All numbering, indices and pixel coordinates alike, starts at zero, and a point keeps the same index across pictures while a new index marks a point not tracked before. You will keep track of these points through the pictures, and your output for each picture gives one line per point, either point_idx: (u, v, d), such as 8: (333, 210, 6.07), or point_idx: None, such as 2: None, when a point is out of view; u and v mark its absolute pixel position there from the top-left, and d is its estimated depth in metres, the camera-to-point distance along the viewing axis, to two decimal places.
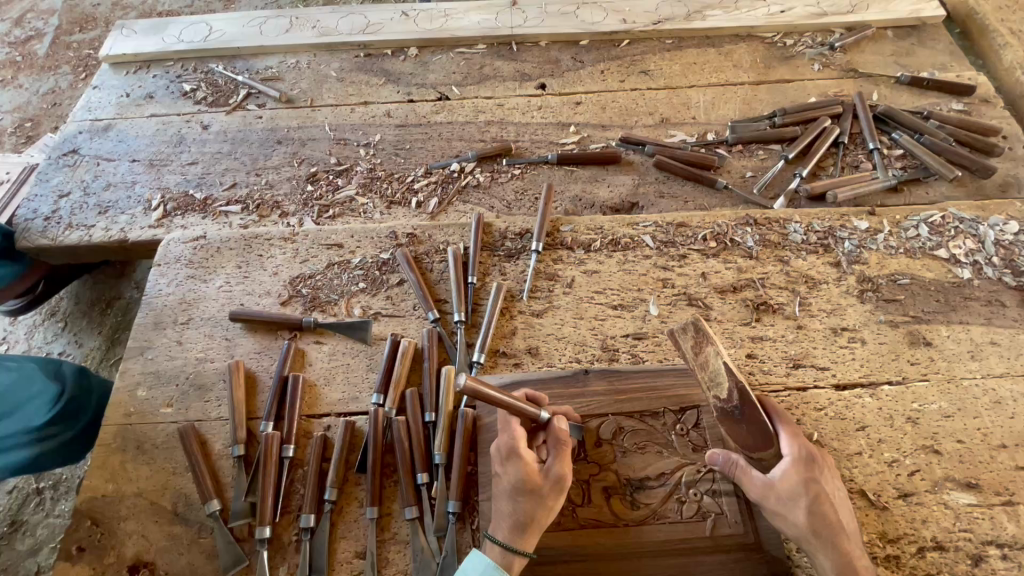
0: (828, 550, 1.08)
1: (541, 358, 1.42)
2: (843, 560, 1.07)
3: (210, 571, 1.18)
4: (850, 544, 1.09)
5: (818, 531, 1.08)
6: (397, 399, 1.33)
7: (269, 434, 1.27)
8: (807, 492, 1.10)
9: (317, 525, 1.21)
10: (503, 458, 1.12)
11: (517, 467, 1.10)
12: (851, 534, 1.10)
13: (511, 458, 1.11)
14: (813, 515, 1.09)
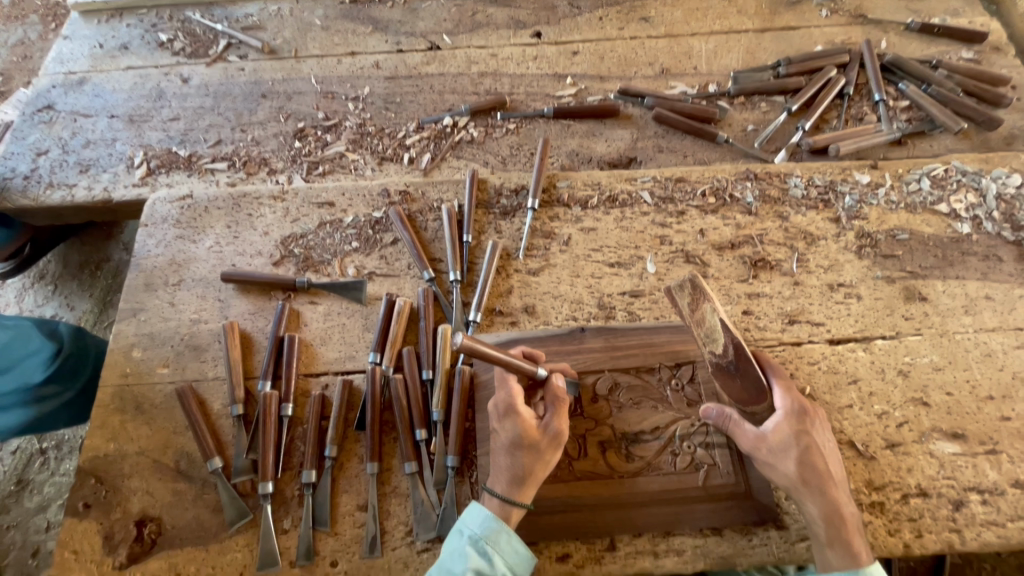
0: (816, 498, 1.11)
1: (538, 316, 1.41)
2: (830, 507, 1.11)
3: (216, 524, 1.21)
4: (836, 491, 1.12)
5: (807, 480, 1.12)
6: (394, 357, 1.34)
7: (268, 393, 1.28)
8: (796, 444, 1.13)
9: (318, 480, 1.24)
10: (502, 415, 1.14)
11: (515, 423, 1.12)
12: (838, 481, 1.13)
13: (510, 414, 1.13)
14: (803, 466, 1.12)
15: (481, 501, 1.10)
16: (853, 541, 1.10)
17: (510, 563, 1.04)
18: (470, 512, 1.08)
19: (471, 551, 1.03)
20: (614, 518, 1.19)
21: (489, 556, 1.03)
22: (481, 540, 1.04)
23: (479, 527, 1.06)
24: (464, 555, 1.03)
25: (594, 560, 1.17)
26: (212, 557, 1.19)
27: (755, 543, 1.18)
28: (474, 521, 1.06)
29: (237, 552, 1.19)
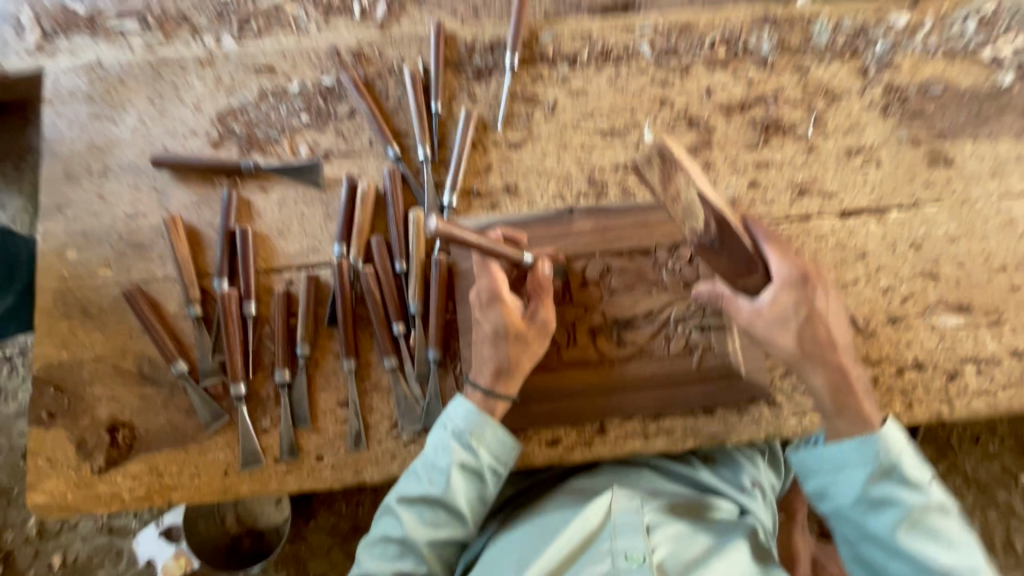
0: (817, 367, 1.07)
1: (521, 197, 1.26)
2: (833, 374, 1.07)
3: (191, 427, 1.16)
4: (840, 356, 1.07)
5: (806, 353, 1.07)
6: (362, 248, 1.20)
7: (226, 292, 1.16)
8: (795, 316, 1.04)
9: (293, 379, 1.17)
10: (484, 304, 1.04)
11: (499, 312, 1.03)
12: (842, 346, 1.07)
13: (493, 304, 1.03)
14: (802, 337, 1.06)
15: (463, 395, 1.02)
16: (862, 404, 1.07)
17: (496, 455, 1.00)
18: (452, 407, 1.01)
19: (454, 446, 0.98)
20: (604, 403, 1.16)
21: (474, 450, 0.98)
22: (465, 435, 0.99)
23: (463, 422, 0.99)
24: (448, 449, 0.98)
25: (583, 444, 1.16)
26: (193, 457, 1.15)
27: (746, 420, 1.17)
28: (456, 416, 1.00)
29: (219, 452, 1.16)
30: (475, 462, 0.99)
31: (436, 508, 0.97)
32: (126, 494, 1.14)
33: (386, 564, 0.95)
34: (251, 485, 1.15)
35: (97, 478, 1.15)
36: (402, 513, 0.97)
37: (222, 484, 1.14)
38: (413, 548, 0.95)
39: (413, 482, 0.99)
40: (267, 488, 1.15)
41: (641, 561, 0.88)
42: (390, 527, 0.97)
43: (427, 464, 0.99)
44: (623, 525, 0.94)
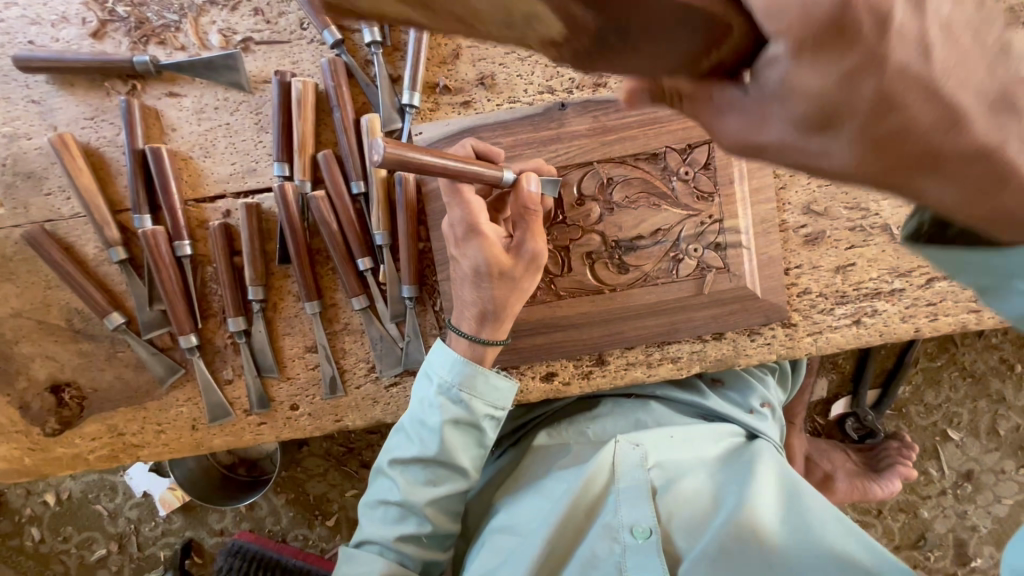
0: (930, 187, 0.42)
1: (500, 92, 1.01)
2: (966, 189, 0.41)
3: (145, 382, 1.04)
4: (985, 136, 0.39)
5: (893, 164, 0.40)
6: (308, 168, 0.98)
7: (149, 231, 0.96)
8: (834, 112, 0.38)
9: (250, 325, 1.02)
10: (459, 240, 0.87)
11: (478, 247, 0.86)
12: (979, 109, 0.38)
13: (469, 238, 0.86)
14: (882, 142, 0.39)
15: (444, 341, 0.91)
16: None
17: (490, 403, 0.91)
18: (435, 356, 0.91)
19: (443, 402, 0.89)
20: (604, 335, 1.04)
21: (465, 403, 0.89)
22: (453, 388, 0.89)
23: (450, 374, 0.89)
24: (437, 404, 0.89)
25: (581, 377, 1.06)
26: (154, 414, 1.05)
27: (757, 343, 1.07)
28: (441, 367, 0.90)
29: (181, 407, 1.05)
30: (469, 415, 0.90)
31: (432, 466, 0.90)
32: (88, 455, 1.05)
33: (388, 529, 0.90)
34: (224, 438, 1.06)
35: (53, 440, 1.05)
36: (397, 477, 0.90)
37: (192, 439, 1.05)
38: (413, 509, 0.89)
39: (405, 445, 0.92)
40: (242, 441, 1.06)
41: (646, 533, 0.88)
42: (386, 490, 0.92)
43: (417, 421, 0.91)
44: (627, 491, 0.93)
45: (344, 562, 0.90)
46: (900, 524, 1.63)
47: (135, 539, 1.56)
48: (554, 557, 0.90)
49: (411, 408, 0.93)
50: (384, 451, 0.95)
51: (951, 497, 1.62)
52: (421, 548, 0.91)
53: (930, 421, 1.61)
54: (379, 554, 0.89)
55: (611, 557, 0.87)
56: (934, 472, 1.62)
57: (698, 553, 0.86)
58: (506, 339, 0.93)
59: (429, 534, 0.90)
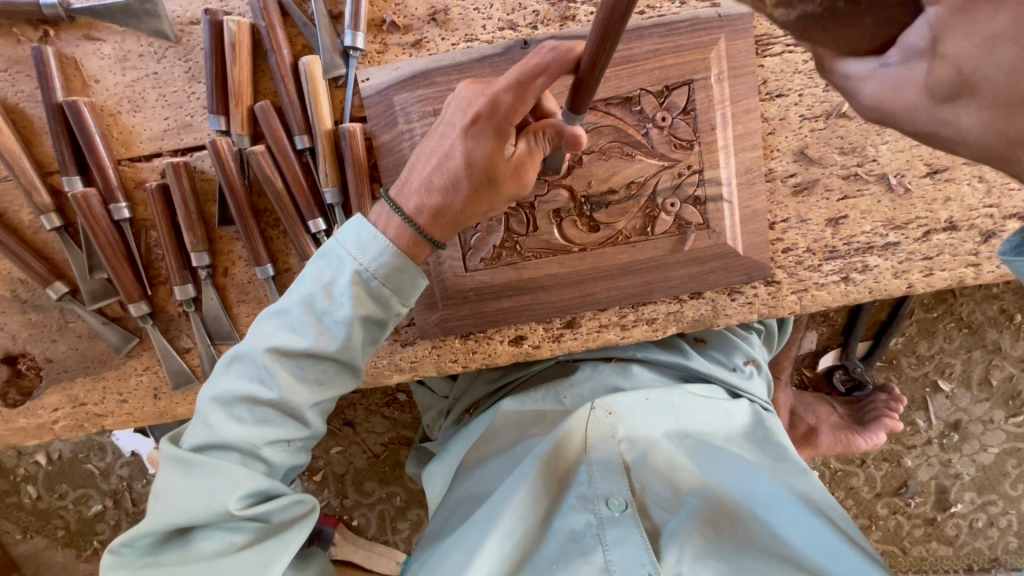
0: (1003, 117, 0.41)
1: (455, 30, 0.90)
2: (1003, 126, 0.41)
3: (101, 352, 1.01)
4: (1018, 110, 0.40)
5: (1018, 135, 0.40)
6: (247, 121, 0.89)
7: (77, 193, 0.88)
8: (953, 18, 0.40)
9: (200, 292, 0.97)
10: (479, 121, 0.72)
11: (484, 140, 0.72)
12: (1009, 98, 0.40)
13: (485, 127, 0.72)
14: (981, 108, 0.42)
15: (362, 216, 0.76)
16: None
17: (404, 303, 0.78)
18: (349, 233, 0.75)
19: (358, 292, 0.74)
20: (574, 297, 0.98)
21: (381, 300, 0.76)
22: (372, 279, 0.75)
23: (370, 260, 0.74)
24: (350, 295, 0.74)
25: (551, 339, 1.02)
26: (113, 384, 1.02)
27: (737, 302, 1.01)
28: (355, 247, 0.75)
29: (141, 375, 1.02)
30: (382, 312, 0.77)
31: (324, 362, 0.77)
32: (52, 426, 1.04)
33: (247, 431, 0.75)
34: (188, 405, 1.03)
35: (15, 411, 1.03)
36: (275, 370, 0.75)
37: (156, 407, 1.03)
38: (291, 407, 0.76)
39: (290, 333, 0.75)
40: None
41: (623, 507, 0.80)
42: (245, 381, 0.76)
43: (314, 307, 0.75)
44: (602, 463, 0.84)
45: (188, 472, 0.76)
46: (883, 473, 1.63)
47: (130, 495, 1.60)
48: (526, 536, 0.82)
49: (302, 288, 0.76)
50: (255, 334, 0.76)
51: (937, 447, 1.61)
52: (290, 454, 0.79)
53: (921, 372, 1.58)
54: (242, 463, 0.76)
55: (587, 530, 0.79)
56: (921, 423, 1.60)
57: (677, 526, 0.78)
58: (444, 245, 0.80)
59: (303, 438, 0.80)
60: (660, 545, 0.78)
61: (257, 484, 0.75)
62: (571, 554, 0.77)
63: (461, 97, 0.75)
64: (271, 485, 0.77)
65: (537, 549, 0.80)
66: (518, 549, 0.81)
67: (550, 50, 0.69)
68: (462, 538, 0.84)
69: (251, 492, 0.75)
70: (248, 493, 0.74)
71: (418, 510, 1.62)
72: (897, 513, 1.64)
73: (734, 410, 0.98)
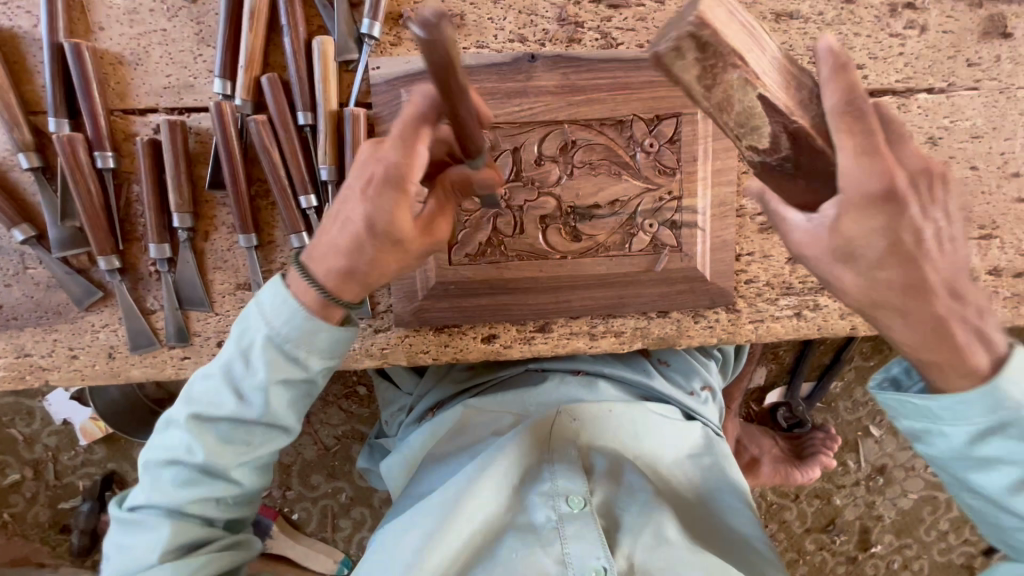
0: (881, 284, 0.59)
1: (467, 35, 0.95)
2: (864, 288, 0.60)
3: (58, 303, 0.97)
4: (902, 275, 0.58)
5: (880, 302, 0.60)
6: (253, 90, 0.90)
7: (64, 136, 0.86)
8: (924, 177, 0.57)
9: (176, 254, 0.95)
10: (378, 184, 0.69)
11: (387, 202, 0.69)
12: (888, 267, 0.57)
13: (389, 190, 0.69)
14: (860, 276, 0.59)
15: (278, 281, 0.75)
16: (903, 306, 0.60)
17: (326, 357, 0.76)
18: (265, 297, 0.74)
19: (272, 356, 0.73)
20: (550, 302, 1.02)
21: (299, 360, 0.74)
22: (286, 341, 0.73)
23: (280, 323, 0.73)
24: (265, 360, 0.73)
25: (523, 341, 1.05)
26: (66, 338, 0.98)
27: (700, 326, 1.07)
28: (269, 310, 0.74)
29: (98, 333, 0.98)
30: (301, 371, 0.75)
31: (247, 426, 0.75)
32: None
33: (175, 493, 0.74)
34: (143, 369, 1.00)
35: None
36: (197, 436, 0.73)
37: (109, 367, 0.99)
38: (217, 469, 0.75)
39: (211, 399, 0.74)
40: (163, 374, 1.00)
41: (582, 504, 0.81)
42: (172, 447, 0.74)
43: (233, 373, 0.74)
44: (563, 462, 0.86)
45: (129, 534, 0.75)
46: (814, 509, 1.72)
47: (53, 467, 1.51)
48: (485, 529, 0.81)
49: (224, 353, 0.76)
50: (182, 399, 0.76)
51: (864, 489, 1.71)
52: (223, 508, 0.78)
53: (855, 417, 1.69)
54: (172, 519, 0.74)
55: (547, 524, 0.80)
56: (852, 464, 1.70)
57: (633, 523, 0.82)
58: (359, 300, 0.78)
59: (234, 496, 0.77)
60: (614, 538, 0.81)
61: (187, 534, 0.74)
62: (530, 544, 0.79)
63: (362, 158, 0.72)
64: (206, 534, 0.76)
65: (497, 543, 0.80)
66: (476, 539, 0.80)
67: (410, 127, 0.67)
68: (418, 519, 0.82)
69: (183, 543, 0.74)
70: (179, 542, 0.73)
71: (363, 508, 1.59)
72: (823, 549, 1.73)
73: (688, 427, 1.02)
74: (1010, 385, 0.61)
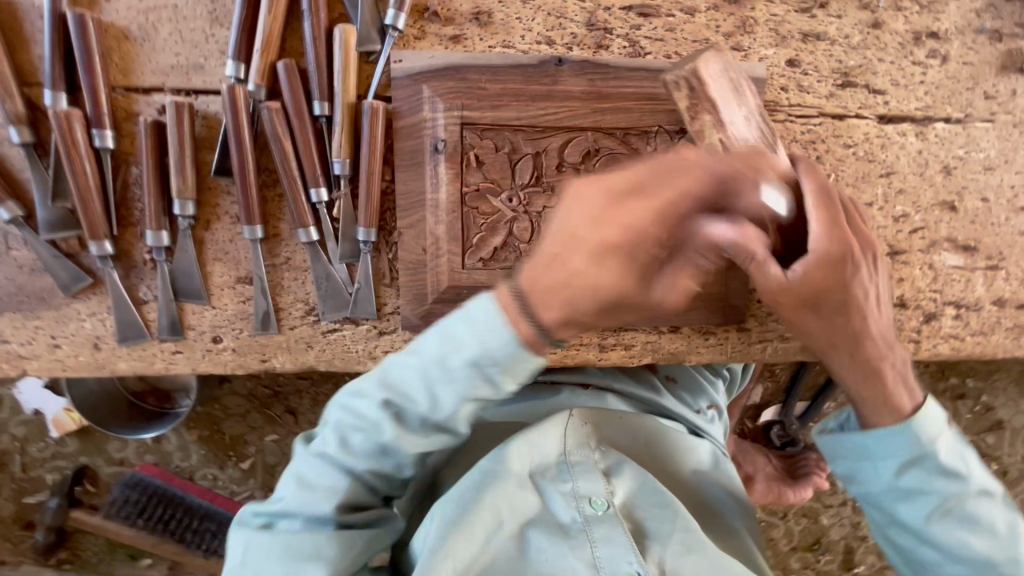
0: (831, 326, 0.78)
1: (494, 33, 0.92)
2: (823, 333, 0.78)
3: (42, 288, 0.91)
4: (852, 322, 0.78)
5: (831, 344, 0.79)
6: (268, 75, 0.86)
7: (61, 111, 0.81)
8: (867, 251, 0.80)
9: (174, 243, 0.90)
10: (618, 195, 0.62)
11: (603, 206, 0.62)
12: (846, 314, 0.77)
13: (624, 199, 0.62)
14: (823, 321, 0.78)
15: (492, 295, 0.62)
16: (856, 351, 0.79)
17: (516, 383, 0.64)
18: (476, 310, 0.62)
19: (472, 375, 0.62)
20: None
21: (495, 381, 0.63)
22: (484, 360, 0.61)
23: (489, 344, 0.61)
24: (466, 375, 0.62)
25: None
26: (49, 326, 0.92)
27: (710, 342, 1.06)
28: (476, 323, 0.62)
29: (84, 322, 0.92)
30: (489, 391, 0.64)
31: (434, 428, 0.67)
32: None
33: (364, 462, 0.69)
34: (130, 362, 0.94)
35: None
36: (385, 422, 0.66)
37: (93, 359, 0.93)
38: (395, 450, 0.68)
39: (404, 396, 0.66)
40: (152, 369, 0.95)
41: (606, 505, 0.77)
42: (353, 422, 0.68)
43: (428, 377, 0.64)
44: (580, 463, 0.82)
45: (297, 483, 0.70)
46: (800, 528, 1.72)
47: (21, 458, 1.43)
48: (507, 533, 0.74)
49: (428, 348, 0.65)
50: (376, 375, 0.68)
51: (849, 509, 1.72)
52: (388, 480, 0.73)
53: None
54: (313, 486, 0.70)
55: (574, 525, 0.76)
56: (840, 484, 1.71)
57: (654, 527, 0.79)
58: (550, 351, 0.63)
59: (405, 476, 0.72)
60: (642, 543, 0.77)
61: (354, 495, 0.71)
62: (558, 548, 0.73)
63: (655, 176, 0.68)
64: (368, 496, 0.73)
65: (519, 549, 0.74)
66: (496, 546, 0.73)
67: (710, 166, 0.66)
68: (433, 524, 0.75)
69: (351, 501, 0.71)
70: (347, 503, 0.70)
71: None
72: (807, 568, 1.74)
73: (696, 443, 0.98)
74: (920, 423, 0.76)
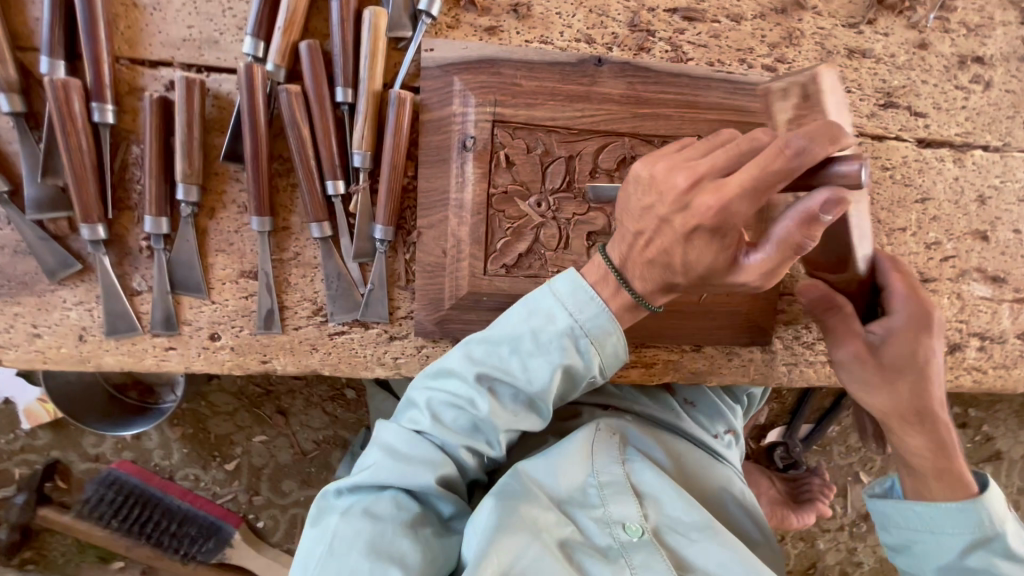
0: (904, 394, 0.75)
1: (532, 27, 0.87)
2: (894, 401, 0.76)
3: (26, 272, 0.83)
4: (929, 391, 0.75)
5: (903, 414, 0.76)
6: (289, 56, 0.79)
7: (58, 80, 0.73)
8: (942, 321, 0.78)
9: (174, 231, 0.83)
10: (671, 172, 0.61)
11: (662, 192, 0.61)
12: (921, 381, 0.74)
13: (677, 180, 0.60)
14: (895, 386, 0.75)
15: (579, 271, 0.71)
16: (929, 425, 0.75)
17: (604, 360, 0.71)
18: (565, 283, 0.70)
19: (568, 345, 0.69)
20: None
21: (587, 355, 0.70)
22: (582, 333, 0.69)
23: (585, 317, 0.69)
24: (559, 346, 0.69)
25: None
26: (30, 313, 0.84)
27: (733, 363, 1.02)
28: (570, 302, 0.69)
29: (69, 310, 0.85)
30: (581, 365, 0.70)
31: (526, 402, 0.72)
32: None
33: (459, 438, 0.72)
34: (117, 357, 0.87)
35: None
36: (483, 397, 0.70)
37: (77, 352, 0.86)
38: (489, 427, 0.72)
39: (501, 369, 0.70)
40: (141, 365, 0.87)
41: (641, 531, 0.75)
42: (446, 401, 0.72)
43: (520, 349, 0.70)
44: (611, 485, 0.79)
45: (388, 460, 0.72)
46: (796, 551, 1.70)
47: None
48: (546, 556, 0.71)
49: (520, 326, 0.70)
50: (460, 355, 0.72)
51: (846, 534, 1.70)
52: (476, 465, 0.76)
53: (847, 462, 1.68)
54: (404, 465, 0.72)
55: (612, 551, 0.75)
56: (838, 509, 1.69)
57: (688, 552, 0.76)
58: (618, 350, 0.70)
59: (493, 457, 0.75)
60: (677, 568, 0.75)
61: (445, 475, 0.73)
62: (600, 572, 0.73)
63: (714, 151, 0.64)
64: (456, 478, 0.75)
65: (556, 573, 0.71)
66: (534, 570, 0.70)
67: (801, 151, 0.54)
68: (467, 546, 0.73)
69: (444, 478, 0.73)
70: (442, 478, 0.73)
71: None
72: None
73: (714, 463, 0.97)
74: (990, 504, 0.72)
